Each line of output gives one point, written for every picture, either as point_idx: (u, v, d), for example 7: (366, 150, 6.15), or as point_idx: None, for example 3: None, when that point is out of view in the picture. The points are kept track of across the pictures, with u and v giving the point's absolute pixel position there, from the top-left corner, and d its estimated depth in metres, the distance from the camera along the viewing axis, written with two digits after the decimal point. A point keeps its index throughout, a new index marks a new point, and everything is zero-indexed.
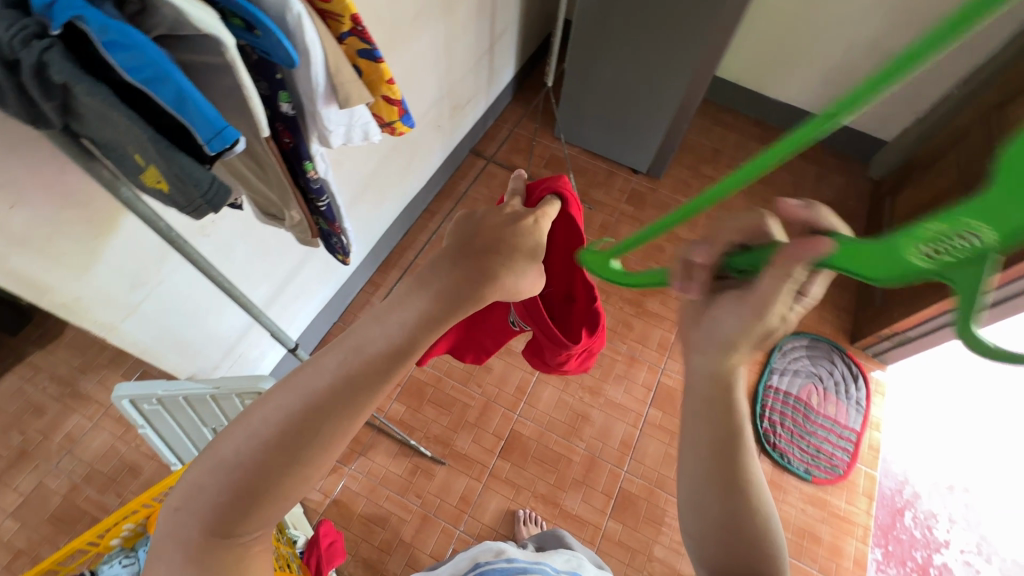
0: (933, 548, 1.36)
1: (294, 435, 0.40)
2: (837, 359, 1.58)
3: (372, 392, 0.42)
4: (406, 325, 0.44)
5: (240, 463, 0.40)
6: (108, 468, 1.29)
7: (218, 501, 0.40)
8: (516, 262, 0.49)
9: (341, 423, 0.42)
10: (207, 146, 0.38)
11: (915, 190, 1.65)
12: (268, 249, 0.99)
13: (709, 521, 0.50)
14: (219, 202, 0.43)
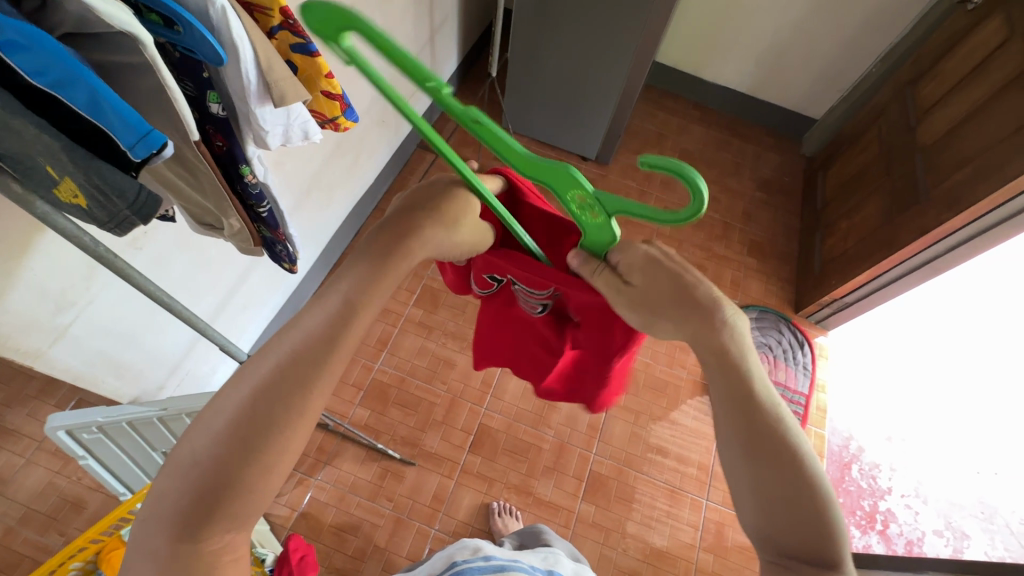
0: (878, 495, 1.48)
1: (247, 419, 0.40)
2: (784, 328, 1.67)
3: (318, 362, 0.42)
4: (346, 294, 0.44)
5: (198, 463, 0.39)
6: (46, 506, 1.19)
7: (181, 504, 0.39)
8: (441, 223, 0.47)
9: (292, 399, 0.41)
10: (131, 153, 0.37)
11: (843, 165, 1.75)
12: (209, 259, 0.94)
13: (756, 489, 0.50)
14: (147, 213, 0.41)
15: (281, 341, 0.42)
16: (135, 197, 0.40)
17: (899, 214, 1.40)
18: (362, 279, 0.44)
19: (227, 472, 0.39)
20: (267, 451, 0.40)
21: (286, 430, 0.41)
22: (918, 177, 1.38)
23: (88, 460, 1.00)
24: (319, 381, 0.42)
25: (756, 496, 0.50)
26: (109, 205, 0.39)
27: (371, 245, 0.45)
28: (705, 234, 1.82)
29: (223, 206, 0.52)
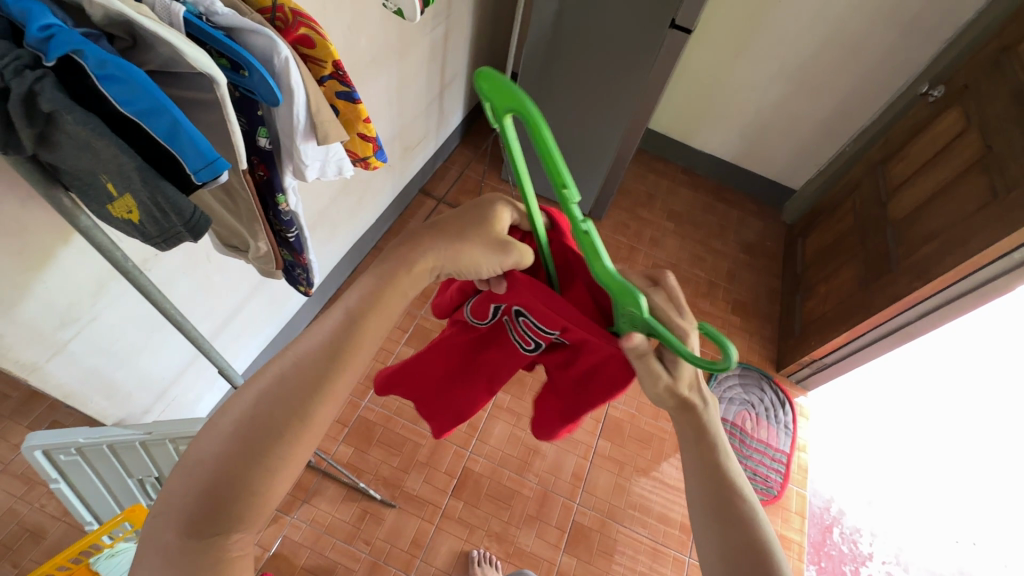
0: (859, 561, 1.47)
1: (253, 419, 0.42)
2: (766, 386, 1.71)
3: (323, 369, 0.44)
4: (348, 307, 0.47)
5: (203, 461, 0.40)
6: (3, 534, 1.13)
7: (184, 503, 0.40)
8: (458, 243, 0.49)
9: (299, 405, 0.43)
10: (195, 176, 0.39)
11: (821, 233, 1.86)
12: (213, 285, 0.96)
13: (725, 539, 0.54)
14: (199, 230, 0.43)
15: (289, 350, 0.45)
16: (190, 217, 0.42)
17: (873, 281, 1.49)
18: (367, 291, 0.48)
19: (232, 473, 0.40)
20: (272, 455, 0.41)
21: (291, 435, 0.42)
22: (890, 247, 1.47)
23: (60, 484, 0.97)
24: (324, 390, 0.43)
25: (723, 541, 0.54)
26: (164, 222, 0.42)
27: (384, 262, 0.49)
28: (691, 291, 1.89)
29: (254, 229, 0.55)
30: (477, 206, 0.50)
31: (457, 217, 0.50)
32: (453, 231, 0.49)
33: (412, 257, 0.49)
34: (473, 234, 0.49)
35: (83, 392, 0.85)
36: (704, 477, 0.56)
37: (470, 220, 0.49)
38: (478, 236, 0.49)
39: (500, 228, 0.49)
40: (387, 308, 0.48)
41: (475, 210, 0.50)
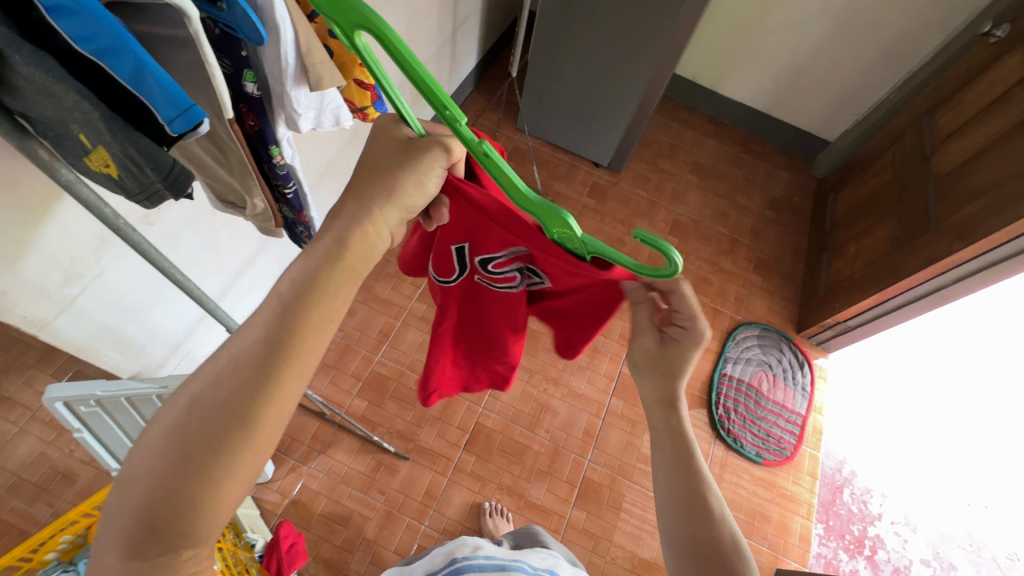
0: (868, 521, 1.47)
1: (189, 424, 0.39)
2: (785, 348, 1.67)
3: (260, 368, 0.40)
4: (280, 299, 0.43)
5: (145, 468, 0.38)
6: (37, 477, 1.19)
7: (126, 517, 0.37)
8: (379, 185, 0.46)
9: (238, 405, 0.40)
10: (168, 127, 0.37)
11: (854, 189, 1.76)
12: (219, 240, 0.93)
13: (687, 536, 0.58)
14: (179, 187, 0.42)
15: (225, 347, 0.41)
16: (168, 169, 0.41)
17: (908, 241, 1.41)
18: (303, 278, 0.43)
19: (172, 485, 0.38)
20: (214, 460, 0.39)
21: (232, 439, 0.39)
22: (930, 205, 1.38)
23: (84, 434, 1.00)
24: (266, 388, 0.40)
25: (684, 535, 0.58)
26: (142, 176, 0.40)
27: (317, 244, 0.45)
28: (712, 248, 1.82)
29: (248, 184, 0.51)
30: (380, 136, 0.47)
31: (369, 161, 0.47)
32: (378, 179, 0.46)
33: (346, 236, 0.45)
34: (397, 168, 0.46)
35: (95, 346, 0.85)
36: (673, 472, 0.60)
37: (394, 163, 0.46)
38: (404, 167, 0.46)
39: (410, 153, 0.45)
40: (325, 301, 0.43)
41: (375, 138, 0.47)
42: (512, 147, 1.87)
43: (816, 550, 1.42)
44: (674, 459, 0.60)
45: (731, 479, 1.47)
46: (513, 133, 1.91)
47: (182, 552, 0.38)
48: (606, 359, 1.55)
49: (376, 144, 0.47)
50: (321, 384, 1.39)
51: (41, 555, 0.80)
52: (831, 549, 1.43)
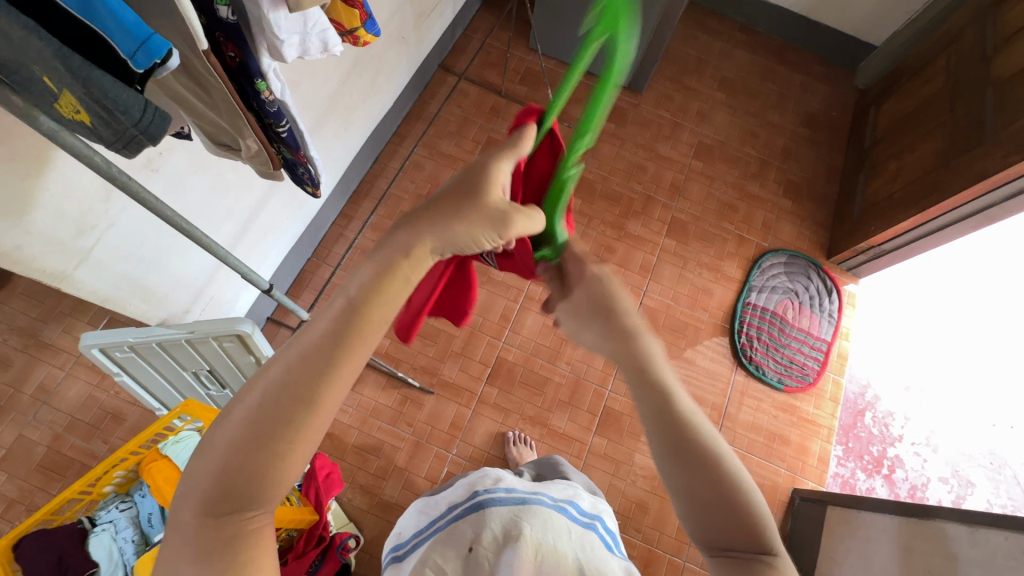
0: (888, 442, 1.48)
1: (261, 409, 0.40)
2: (813, 274, 1.62)
3: (328, 357, 0.42)
4: (353, 296, 0.44)
5: (225, 445, 0.40)
6: (89, 416, 1.27)
7: (202, 482, 0.40)
8: (462, 211, 0.49)
9: (305, 389, 0.41)
10: (133, 63, 0.35)
11: (899, 99, 1.61)
12: (226, 185, 0.92)
13: (716, 509, 0.51)
14: (155, 133, 0.40)
15: (296, 340, 0.42)
16: (141, 116, 0.38)
17: (958, 155, 1.30)
18: (371, 280, 0.45)
19: (242, 462, 0.40)
20: (280, 441, 0.40)
21: (297, 424, 0.41)
22: (986, 114, 1.25)
23: (123, 376, 1.05)
24: (328, 379, 0.41)
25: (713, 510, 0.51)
26: (115, 123, 0.37)
27: (382, 247, 0.47)
28: (739, 171, 1.72)
29: (238, 124, 0.48)
30: (477, 175, 0.51)
31: (451, 194, 0.50)
32: (459, 205, 0.49)
33: (412, 244, 0.47)
34: (474, 208, 0.49)
35: (119, 296, 0.87)
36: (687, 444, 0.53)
37: (469, 196, 0.50)
38: (479, 207, 0.50)
39: (494, 198, 0.50)
40: (385, 303, 0.45)
41: (471, 177, 0.51)
42: (525, 69, 1.75)
43: (834, 470, 1.44)
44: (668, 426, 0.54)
45: (751, 404, 1.48)
46: (525, 54, 1.79)
47: (249, 526, 0.41)
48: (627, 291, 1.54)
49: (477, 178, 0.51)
50: None
51: (100, 487, 0.86)
52: (849, 469, 1.45)
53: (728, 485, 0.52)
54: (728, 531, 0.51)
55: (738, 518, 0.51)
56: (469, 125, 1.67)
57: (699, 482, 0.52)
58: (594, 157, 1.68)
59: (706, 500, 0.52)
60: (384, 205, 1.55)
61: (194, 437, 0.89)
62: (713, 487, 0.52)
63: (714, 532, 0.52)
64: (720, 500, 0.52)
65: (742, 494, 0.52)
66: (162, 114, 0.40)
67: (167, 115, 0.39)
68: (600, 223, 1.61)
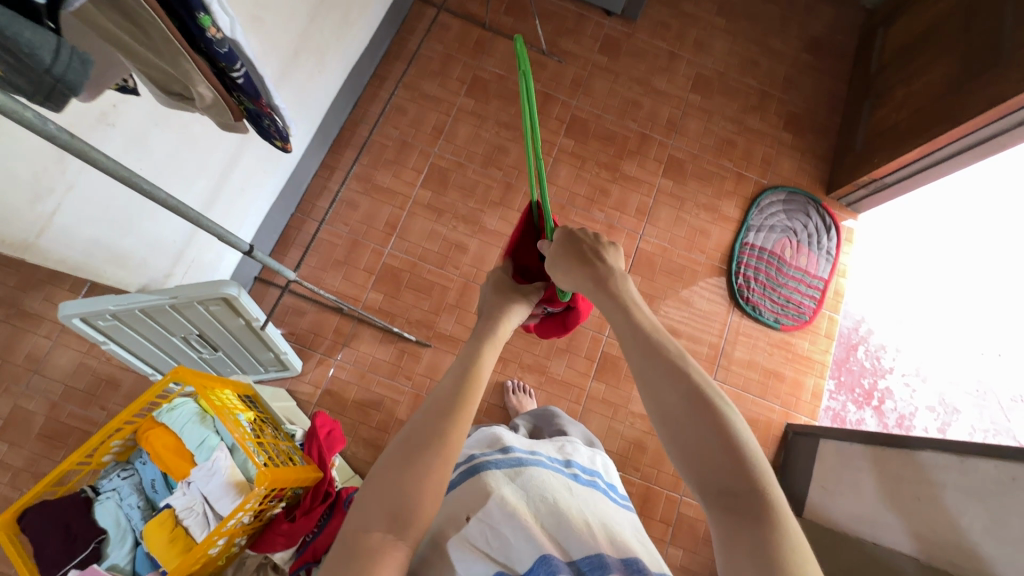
0: (879, 374, 1.50)
1: (416, 443, 0.47)
2: (813, 211, 1.58)
3: (461, 406, 0.50)
4: (467, 365, 0.55)
5: (387, 474, 0.45)
6: (83, 384, 1.25)
7: (370, 513, 0.43)
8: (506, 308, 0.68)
9: (442, 429, 0.48)
10: None
11: (909, 19, 1.51)
12: (193, 139, 0.85)
13: (709, 448, 0.47)
14: (76, 81, 0.34)
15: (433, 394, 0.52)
16: (54, 60, 0.32)
17: (971, 79, 1.23)
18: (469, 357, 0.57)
19: (389, 492, 0.44)
20: (422, 474, 0.45)
21: (442, 450, 0.47)
22: (1004, 31, 1.17)
23: (110, 344, 1.03)
24: (461, 414, 0.50)
25: (707, 447, 0.47)
26: (25, 70, 0.32)
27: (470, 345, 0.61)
28: (739, 104, 1.64)
29: (182, 69, 0.42)
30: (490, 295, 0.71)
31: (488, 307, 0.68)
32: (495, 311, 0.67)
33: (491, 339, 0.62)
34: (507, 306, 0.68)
35: (89, 263, 0.82)
36: (674, 379, 0.50)
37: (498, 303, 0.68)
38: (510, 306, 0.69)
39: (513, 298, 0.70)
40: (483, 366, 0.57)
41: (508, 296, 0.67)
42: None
43: (826, 404, 1.48)
44: (655, 369, 0.51)
45: (747, 344, 1.49)
46: None
47: (382, 553, 0.42)
48: (623, 235, 1.51)
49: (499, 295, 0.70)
50: (335, 281, 1.38)
51: (98, 457, 0.85)
52: (840, 402, 1.48)
53: (720, 430, 0.47)
54: (725, 472, 0.46)
55: (733, 463, 0.46)
56: (452, 63, 1.56)
57: (694, 424, 0.48)
58: (586, 94, 1.59)
59: (696, 442, 0.47)
60: (367, 153, 1.47)
61: (188, 405, 0.88)
62: (705, 431, 0.47)
63: (708, 474, 0.46)
64: (710, 442, 0.47)
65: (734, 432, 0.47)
66: (80, 56, 0.34)
67: (87, 57, 0.34)
68: (594, 164, 1.55)
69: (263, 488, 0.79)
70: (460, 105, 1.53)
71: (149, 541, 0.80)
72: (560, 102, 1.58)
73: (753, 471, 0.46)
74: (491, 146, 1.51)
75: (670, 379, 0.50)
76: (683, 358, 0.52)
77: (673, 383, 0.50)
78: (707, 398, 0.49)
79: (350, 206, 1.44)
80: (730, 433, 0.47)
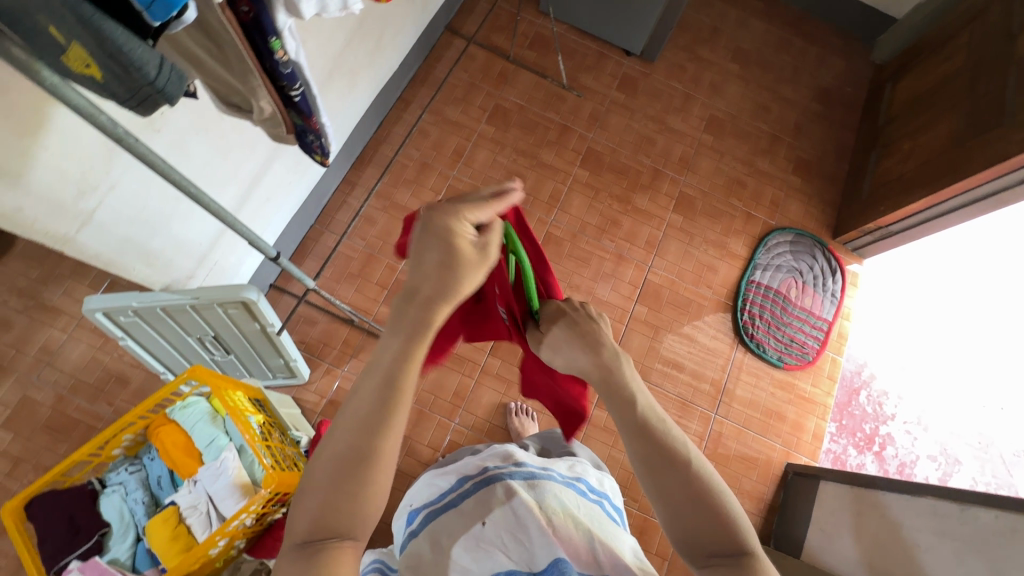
0: (880, 420, 1.50)
1: (347, 457, 0.45)
2: (819, 254, 1.61)
3: (386, 409, 0.46)
4: (395, 354, 0.48)
5: (322, 479, 0.45)
6: (93, 378, 1.27)
7: (308, 516, 0.44)
8: (453, 258, 0.50)
9: (369, 437, 0.45)
10: (148, 16, 0.33)
11: (917, 76, 1.57)
12: (229, 147, 0.90)
13: (699, 516, 0.50)
14: (172, 93, 0.38)
15: (359, 395, 0.47)
16: (158, 75, 0.36)
17: (976, 136, 1.27)
18: (399, 344, 0.48)
19: (336, 500, 0.44)
20: (360, 485, 0.44)
21: (371, 461, 0.45)
22: (1008, 92, 1.22)
23: (128, 340, 1.06)
24: (389, 417, 0.46)
25: (697, 513, 0.50)
26: (130, 80, 0.35)
27: (400, 317, 0.50)
28: (750, 146, 1.69)
29: (250, 85, 0.46)
30: (432, 228, 0.50)
31: (426, 252, 0.51)
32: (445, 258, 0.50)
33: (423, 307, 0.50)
34: (453, 255, 0.50)
35: (120, 258, 0.85)
36: (664, 451, 0.52)
37: (435, 246, 0.50)
38: (458, 255, 0.50)
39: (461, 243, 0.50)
40: (415, 354, 0.49)
41: (442, 251, 0.50)
42: (534, 34, 1.70)
43: (827, 446, 1.47)
44: (641, 441, 0.53)
45: (749, 381, 1.50)
46: (535, 17, 1.73)
47: (339, 555, 0.43)
48: (631, 265, 1.54)
49: (432, 232, 0.50)
50: (347, 293, 1.41)
51: (108, 451, 0.86)
52: (841, 445, 1.48)
53: (709, 503, 0.50)
54: (715, 536, 0.49)
55: (723, 531, 0.49)
56: (475, 91, 1.63)
57: (688, 497, 0.50)
58: (602, 128, 1.65)
59: (688, 517, 0.50)
60: (388, 172, 1.52)
61: (201, 404, 0.90)
62: (698, 510, 0.50)
63: (698, 539, 0.50)
64: (699, 513, 0.50)
65: (719, 497, 0.51)
66: (178, 72, 0.38)
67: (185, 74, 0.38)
68: (607, 196, 1.59)
69: (269, 490, 0.80)
70: (480, 131, 1.59)
71: (150, 538, 0.81)
72: (577, 134, 1.63)
73: (736, 530, 0.50)
74: (508, 172, 1.56)
75: (663, 456, 0.52)
76: (673, 432, 0.54)
77: (663, 453, 0.52)
78: (692, 467, 0.52)
79: (368, 222, 1.47)
80: (717, 500, 0.51)
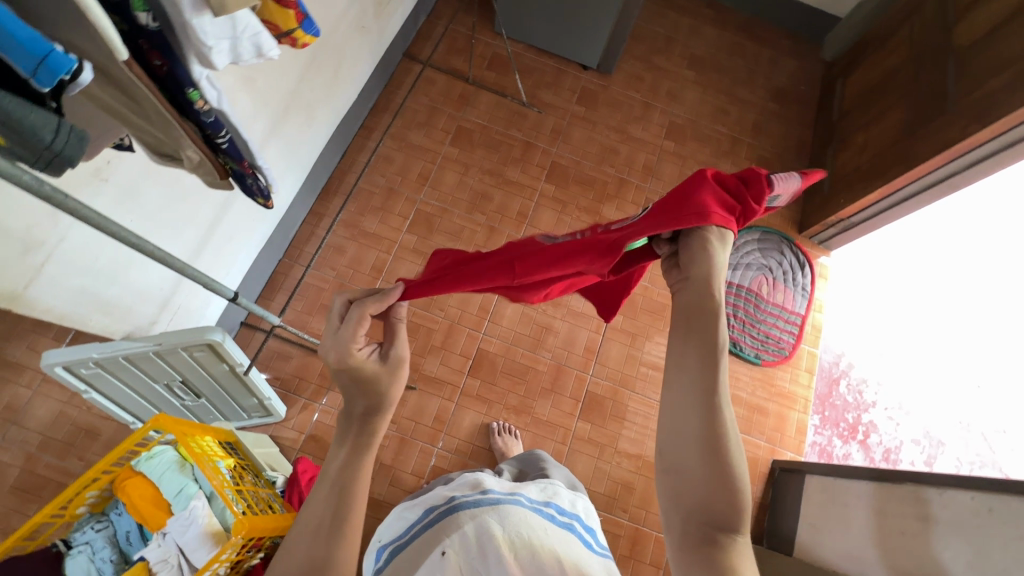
0: (862, 408, 1.52)
1: (319, 549, 0.51)
2: (787, 250, 1.64)
3: (342, 506, 0.52)
4: (344, 459, 0.54)
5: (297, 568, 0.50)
6: (61, 433, 1.24)
7: None
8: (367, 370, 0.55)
9: (337, 527, 0.52)
10: (35, 79, 0.33)
11: (864, 71, 1.63)
12: (184, 190, 0.89)
13: (707, 477, 0.45)
14: (73, 154, 0.37)
15: (318, 496, 0.53)
16: (55, 137, 0.35)
17: (922, 126, 1.32)
18: (347, 446, 0.55)
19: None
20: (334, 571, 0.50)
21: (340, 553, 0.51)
22: (948, 83, 1.27)
23: (92, 393, 1.03)
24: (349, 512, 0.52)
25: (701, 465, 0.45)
26: (26, 144, 0.35)
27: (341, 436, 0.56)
28: (711, 150, 1.73)
29: (174, 135, 0.46)
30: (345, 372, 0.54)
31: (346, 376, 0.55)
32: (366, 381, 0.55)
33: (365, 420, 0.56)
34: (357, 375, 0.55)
35: (76, 310, 0.84)
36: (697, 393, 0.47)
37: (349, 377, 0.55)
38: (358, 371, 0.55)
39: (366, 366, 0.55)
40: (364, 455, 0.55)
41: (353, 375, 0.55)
42: (491, 54, 1.73)
43: (811, 439, 1.48)
44: (688, 375, 0.48)
45: (730, 381, 1.51)
46: (491, 38, 1.76)
47: None
48: None
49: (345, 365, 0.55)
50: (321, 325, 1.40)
51: (72, 509, 0.84)
52: (826, 437, 1.49)
53: (725, 477, 0.44)
54: (713, 511, 0.44)
55: (727, 508, 0.44)
56: (437, 114, 1.64)
57: (703, 457, 0.45)
58: (565, 142, 1.67)
59: (689, 476, 0.45)
60: (354, 201, 1.52)
61: (168, 452, 0.88)
62: (713, 479, 0.45)
63: (688, 500, 0.45)
64: (705, 481, 0.45)
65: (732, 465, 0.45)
66: (79, 134, 0.37)
67: (85, 134, 0.37)
68: (575, 208, 1.60)
69: (240, 537, 0.77)
70: (444, 153, 1.60)
71: None
72: (540, 149, 1.65)
73: (737, 513, 0.44)
74: (475, 192, 1.57)
75: (697, 410, 0.46)
76: (721, 389, 0.47)
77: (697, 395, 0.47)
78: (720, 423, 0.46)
79: (337, 251, 1.47)
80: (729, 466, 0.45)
